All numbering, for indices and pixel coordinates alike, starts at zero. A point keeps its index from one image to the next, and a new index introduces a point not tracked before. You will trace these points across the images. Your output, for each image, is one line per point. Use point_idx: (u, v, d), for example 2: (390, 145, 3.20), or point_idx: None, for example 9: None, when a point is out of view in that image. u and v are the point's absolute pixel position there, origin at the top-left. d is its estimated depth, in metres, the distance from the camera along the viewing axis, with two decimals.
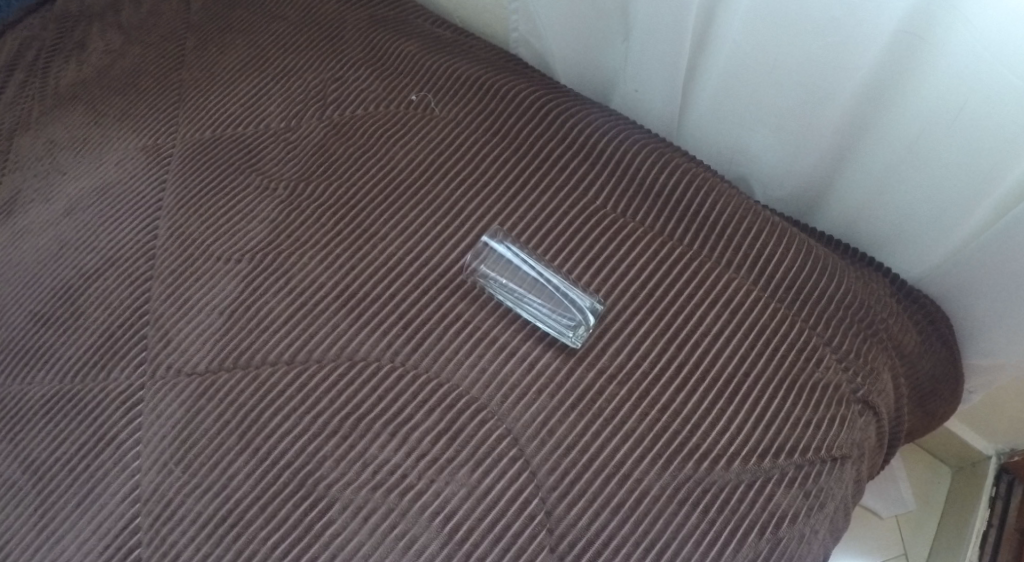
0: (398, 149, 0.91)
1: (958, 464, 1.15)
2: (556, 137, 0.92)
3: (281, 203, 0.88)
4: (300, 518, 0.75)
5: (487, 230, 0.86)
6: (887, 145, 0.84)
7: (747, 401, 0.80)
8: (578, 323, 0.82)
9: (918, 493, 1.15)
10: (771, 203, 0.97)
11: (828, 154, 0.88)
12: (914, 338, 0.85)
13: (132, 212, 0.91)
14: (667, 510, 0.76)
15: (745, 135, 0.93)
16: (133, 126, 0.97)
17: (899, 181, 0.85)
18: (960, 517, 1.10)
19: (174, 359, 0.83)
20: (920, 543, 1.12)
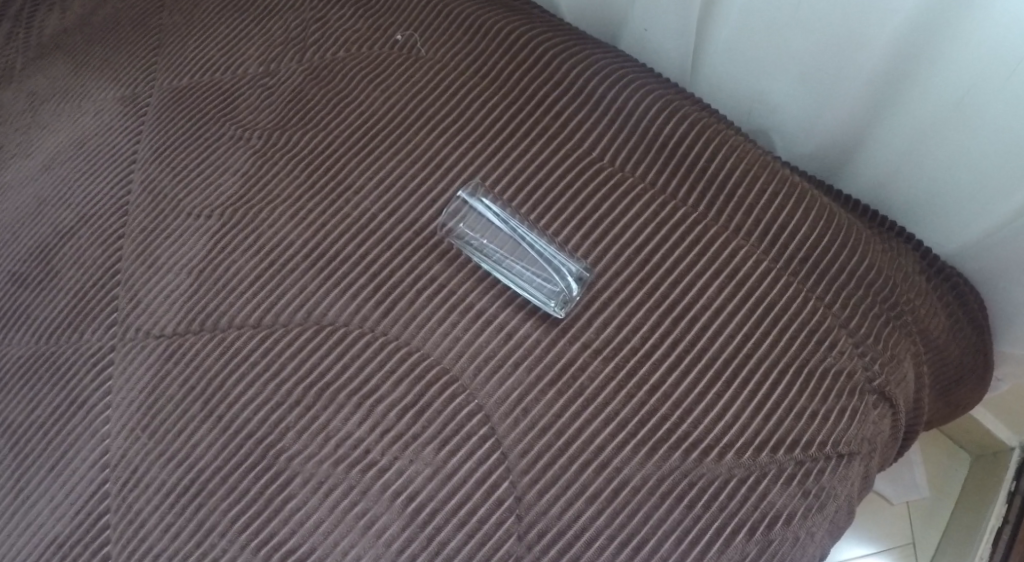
0: (379, 93, 0.84)
1: (977, 451, 1.10)
2: (551, 80, 0.83)
3: (255, 154, 0.83)
4: (261, 491, 0.73)
5: (461, 186, 0.79)
6: (927, 101, 0.73)
7: (747, 386, 0.71)
8: (562, 292, 0.75)
9: (932, 479, 1.11)
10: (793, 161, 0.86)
11: (859, 108, 0.78)
12: (942, 322, 0.77)
13: (107, 166, 0.87)
14: (647, 504, 0.69)
15: (767, 84, 0.82)
16: (112, 76, 0.92)
17: (938, 142, 0.75)
18: (975, 508, 1.05)
19: (143, 322, 0.80)
20: (931, 532, 1.08)
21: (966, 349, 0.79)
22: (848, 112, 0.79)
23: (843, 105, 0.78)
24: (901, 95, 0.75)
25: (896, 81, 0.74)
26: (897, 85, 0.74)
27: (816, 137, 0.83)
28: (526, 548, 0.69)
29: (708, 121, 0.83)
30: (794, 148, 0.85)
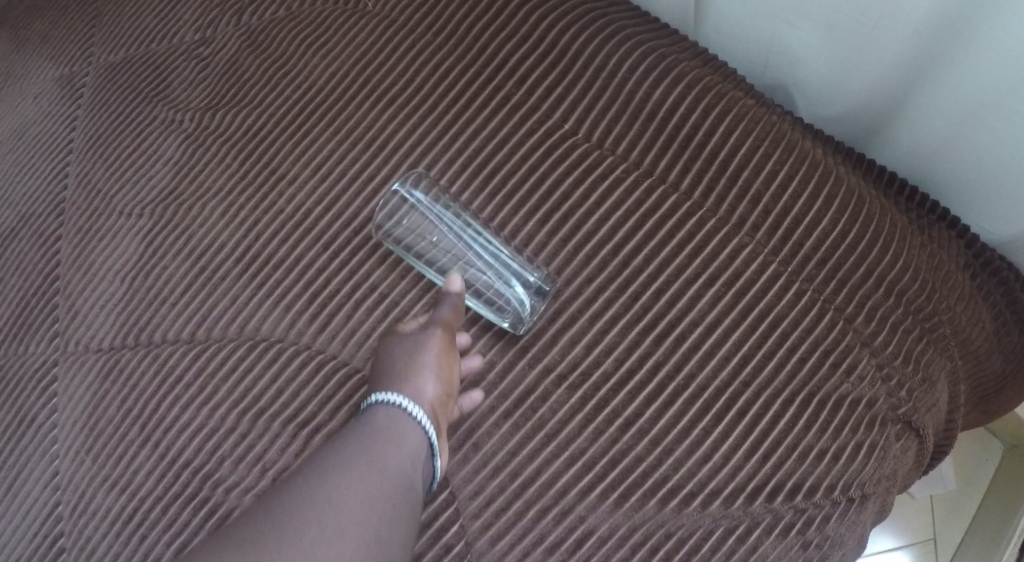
0: (318, 61, 0.72)
1: (1013, 442, 0.88)
2: (517, 34, 0.69)
3: (187, 139, 0.74)
4: (201, 523, 0.65)
5: (398, 179, 0.67)
6: (991, 56, 0.57)
7: (742, 418, 0.59)
8: (516, 306, 0.63)
9: (956, 469, 0.89)
10: (816, 125, 0.70)
11: (901, 64, 0.61)
12: (987, 329, 0.63)
13: (44, 158, 0.80)
14: (615, 556, 0.58)
15: (784, 37, 0.66)
16: (50, 53, 0.84)
17: (1002, 106, 0.59)
18: (1006, 514, 0.85)
19: (82, 334, 0.74)
20: (951, 531, 0.88)
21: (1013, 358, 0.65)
22: (886, 72, 0.63)
23: (879, 63, 0.62)
24: (955, 49, 0.58)
25: (949, 32, 0.58)
26: (949, 36, 0.58)
27: (847, 98, 0.67)
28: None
29: (713, 80, 0.68)
30: (817, 108, 0.69)
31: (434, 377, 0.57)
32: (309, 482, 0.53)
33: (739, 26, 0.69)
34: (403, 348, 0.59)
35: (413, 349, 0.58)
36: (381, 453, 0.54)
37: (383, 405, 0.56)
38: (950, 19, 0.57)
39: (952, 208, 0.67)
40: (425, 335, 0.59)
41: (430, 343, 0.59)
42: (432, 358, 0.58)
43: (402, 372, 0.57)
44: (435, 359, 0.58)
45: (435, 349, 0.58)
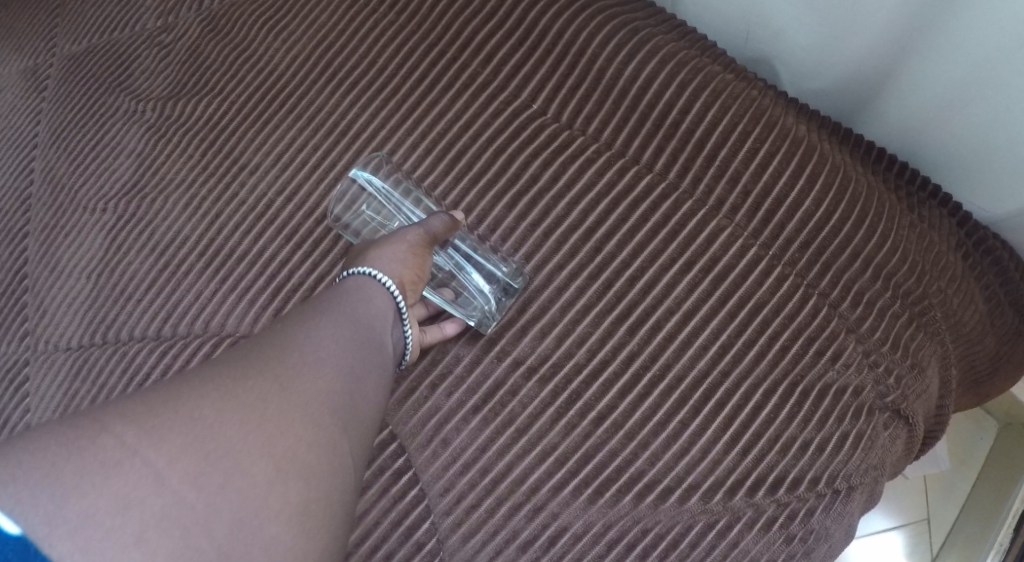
0: (280, 45, 0.69)
1: (1006, 419, 0.85)
2: (481, 12, 0.66)
3: (148, 130, 0.71)
4: None
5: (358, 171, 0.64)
6: (979, 25, 0.53)
7: (721, 409, 0.56)
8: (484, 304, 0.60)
9: (949, 448, 0.87)
10: (800, 98, 0.67)
11: (886, 35, 0.58)
12: (980, 311, 0.59)
13: (10, 155, 0.78)
14: (591, 554, 0.56)
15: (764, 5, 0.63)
16: (15, 48, 0.82)
17: (992, 79, 0.55)
18: (1001, 493, 0.83)
19: (51, 334, 0.72)
20: (944, 510, 0.86)
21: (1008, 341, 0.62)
22: (866, 41, 0.59)
23: (860, 33, 0.59)
24: (941, 17, 0.55)
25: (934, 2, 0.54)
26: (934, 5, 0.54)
27: (831, 72, 0.63)
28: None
29: (690, 54, 0.65)
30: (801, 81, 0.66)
31: (408, 256, 0.57)
32: (277, 334, 0.50)
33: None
34: (384, 238, 0.57)
35: (397, 232, 0.58)
36: (347, 311, 0.52)
37: (353, 268, 0.56)
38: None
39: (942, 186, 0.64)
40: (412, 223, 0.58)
41: (414, 232, 0.58)
42: (411, 242, 0.57)
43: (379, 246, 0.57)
44: (414, 245, 0.57)
45: (417, 237, 0.58)
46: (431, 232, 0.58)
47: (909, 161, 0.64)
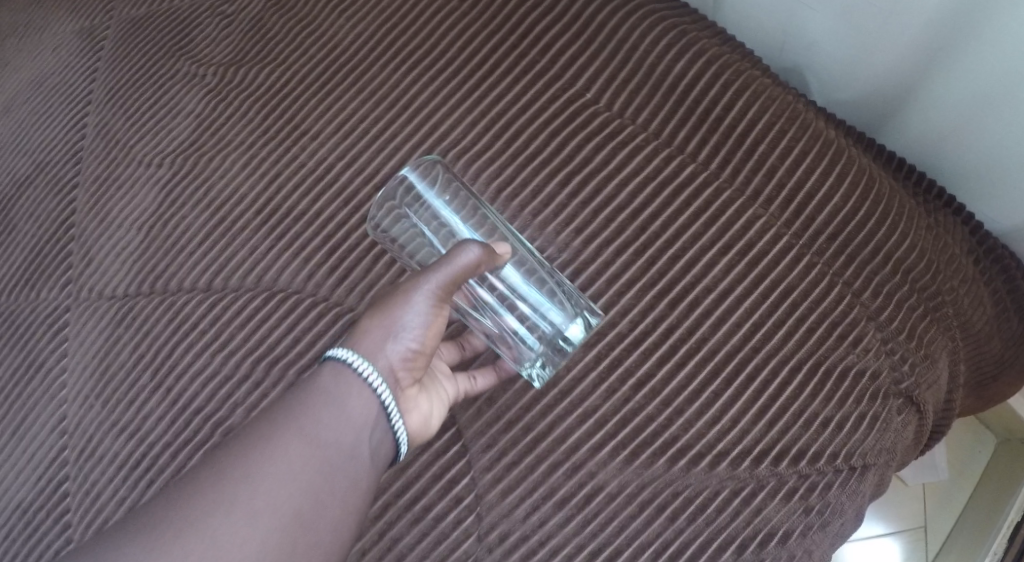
0: (345, 23, 0.73)
1: (1006, 435, 0.91)
2: (541, 5, 0.70)
3: (208, 93, 0.74)
4: None
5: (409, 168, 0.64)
6: (1005, 46, 0.58)
7: (750, 383, 0.61)
8: (544, 353, 0.63)
9: (949, 460, 0.93)
10: (828, 108, 0.71)
11: (915, 50, 0.62)
12: (987, 313, 0.65)
13: (63, 107, 0.80)
14: (624, 513, 0.60)
15: (802, 20, 0.67)
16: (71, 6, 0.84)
17: (1011, 98, 0.60)
18: (995, 503, 0.88)
19: (95, 282, 0.74)
20: (943, 518, 0.92)
21: (1012, 345, 0.67)
22: (899, 60, 0.64)
23: (894, 51, 0.63)
24: (969, 36, 0.59)
25: (965, 20, 0.58)
26: (964, 23, 0.59)
27: (861, 87, 0.68)
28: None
29: (733, 59, 0.69)
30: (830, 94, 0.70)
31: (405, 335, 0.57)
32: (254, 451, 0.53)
33: (760, 9, 0.69)
34: (391, 303, 0.57)
35: (416, 283, 0.57)
36: (331, 403, 0.55)
37: (339, 350, 0.56)
38: (965, 6, 0.58)
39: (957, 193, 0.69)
40: (435, 267, 0.57)
41: (428, 289, 0.57)
42: (426, 305, 0.57)
43: (392, 303, 0.57)
44: (428, 304, 0.57)
45: (435, 293, 0.57)
46: (456, 279, 0.58)
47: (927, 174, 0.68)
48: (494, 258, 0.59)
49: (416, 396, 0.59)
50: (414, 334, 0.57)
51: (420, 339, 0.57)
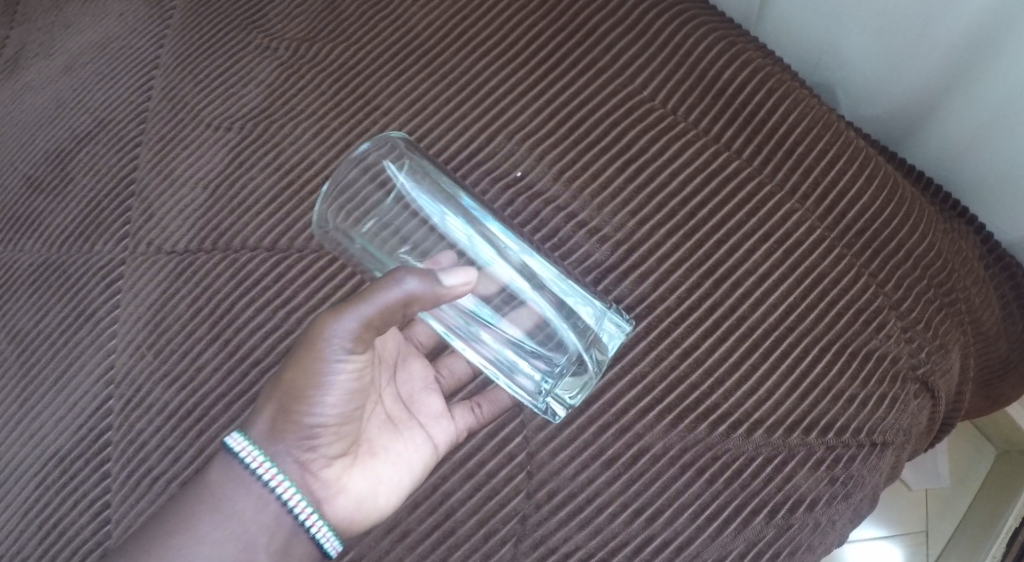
0: (417, 10, 0.78)
1: (1005, 447, 0.97)
2: (605, 9, 0.76)
3: (280, 65, 0.78)
4: None
5: (366, 146, 0.68)
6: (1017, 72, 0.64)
7: (785, 361, 0.67)
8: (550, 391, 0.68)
9: (950, 468, 0.99)
10: (854, 122, 0.77)
11: (937, 71, 0.69)
12: (996, 313, 0.71)
13: (128, 69, 0.83)
14: (667, 474, 0.66)
15: (838, 35, 0.73)
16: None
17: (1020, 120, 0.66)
18: (995, 511, 0.95)
19: (155, 237, 0.77)
20: (945, 523, 0.98)
21: (1018, 347, 0.73)
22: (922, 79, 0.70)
23: (920, 70, 0.70)
24: (987, 61, 0.65)
25: (983, 45, 0.65)
26: (986, 49, 0.65)
27: (886, 101, 0.74)
28: (529, 523, 0.66)
29: (775, 69, 0.75)
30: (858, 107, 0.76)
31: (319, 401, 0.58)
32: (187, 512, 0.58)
33: (800, 23, 0.75)
34: (309, 360, 0.57)
35: (337, 332, 0.56)
36: (238, 485, 0.58)
37: (235, 434, 0.58)
38: (985, 32, 0.64)
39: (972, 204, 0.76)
40: (337, 331, 0.56)
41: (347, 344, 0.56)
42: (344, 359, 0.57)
43: (281, 385, 0.58)
44: (326, 382, 0.58)
45: (332, 363, 0.57)
46: (373, 326, 0.56)
47: (942, 186, 0.75)
48: (432, 291, 0.57)
49: (348, 470, 0.63)
50: (316, 413, 0.58)
51: (329, 411, 0.59)
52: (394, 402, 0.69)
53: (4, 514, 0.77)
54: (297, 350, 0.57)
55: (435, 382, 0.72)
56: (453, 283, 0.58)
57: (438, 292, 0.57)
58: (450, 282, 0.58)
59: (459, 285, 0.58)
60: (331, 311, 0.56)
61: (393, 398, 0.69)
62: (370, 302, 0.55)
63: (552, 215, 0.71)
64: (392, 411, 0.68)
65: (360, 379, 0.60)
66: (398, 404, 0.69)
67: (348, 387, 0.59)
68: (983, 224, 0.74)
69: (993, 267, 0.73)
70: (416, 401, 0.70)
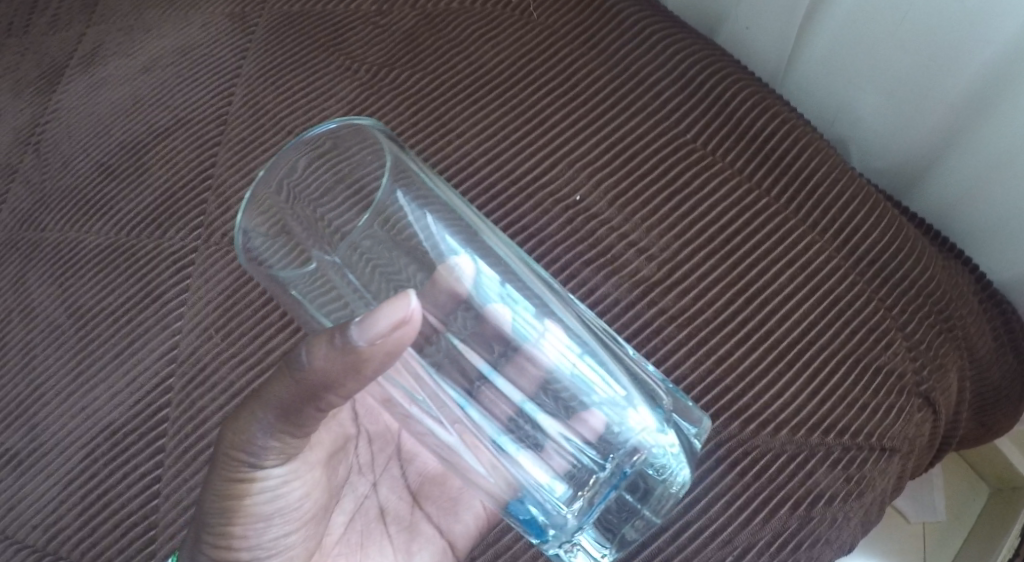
0: (488, 50, 0.88)
1: (997, 486, 1.07)
2: (656, 61, 0.86)
3: (360, 85, 0.87)
4: None
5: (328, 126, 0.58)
6: (1006, 134, 0.78)
7: (807, 371, 0.75)
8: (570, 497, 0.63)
9: (948, 504, 1.08)
10: (864, 173, 0.91)
11: (941, 127, 0.83)
12: (987, 342, 0.81)
13: (208, 74, 0.92)
14: (704, 465, 0.73)
15: (853, 96, 0.87)
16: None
17: (1013, 169, 0.79)
18: (988, 545, 1.04)
19: (230, 227, 0.82)
20: (940, 555, 1.07)
21: (1006, 377, 0.83)
22: (923, 136, 0.85)
23: (921, 129, 0.84)
24: (983, 120, 0.79)
25: (981, 107, 0.78)
26: (973, 114, 0.79)
27: (891, 155, 0.88)
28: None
29: (799, 123, 0.85)
30: (867, 160, 0.90)
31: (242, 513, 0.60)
32: None
33: (821, 84, 0.90)
34: (230, 474, 0.60)
35: (249, 436, 0.58)
36: None
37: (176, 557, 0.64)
38: (974, 99, 0.78)
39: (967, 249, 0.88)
40: (240, 449, 0.59)
41: (261, 443, 0.58)
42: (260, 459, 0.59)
43: (202, 518, 0.61)
44: (240, 501, 0.60)
45: (242, 486, 0.60)
46: (277, 427, 0.58)
47: (940, 230, 0.88)
48: (320, 385, 0.54)
49: None
50: (239, 543, 0.60)
51: (252, 539, 0.61)
52: (389, 492, 0.75)
53: (44, 486, 0.78)
54: (211, 477, 0.61)
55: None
56: (374, 333, 0.51)
57: (345, 366, 0.52)
58: (376, 332, 0.51)
59: (391, 340, 0.51)
60: (230, 431, 0.59)
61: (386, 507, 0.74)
62: (268, 405, 0.57)
63: (606, 234, 0.80)
64: (386, 502, 0.74)
65: (277, 498, 0.61)
66: (394, 492, 0.75)
67: (266, 508, 0.61)
68: (974, 263, 0.87)
69: (986, 303, 0.84)
70: (428, 481, 0.76)
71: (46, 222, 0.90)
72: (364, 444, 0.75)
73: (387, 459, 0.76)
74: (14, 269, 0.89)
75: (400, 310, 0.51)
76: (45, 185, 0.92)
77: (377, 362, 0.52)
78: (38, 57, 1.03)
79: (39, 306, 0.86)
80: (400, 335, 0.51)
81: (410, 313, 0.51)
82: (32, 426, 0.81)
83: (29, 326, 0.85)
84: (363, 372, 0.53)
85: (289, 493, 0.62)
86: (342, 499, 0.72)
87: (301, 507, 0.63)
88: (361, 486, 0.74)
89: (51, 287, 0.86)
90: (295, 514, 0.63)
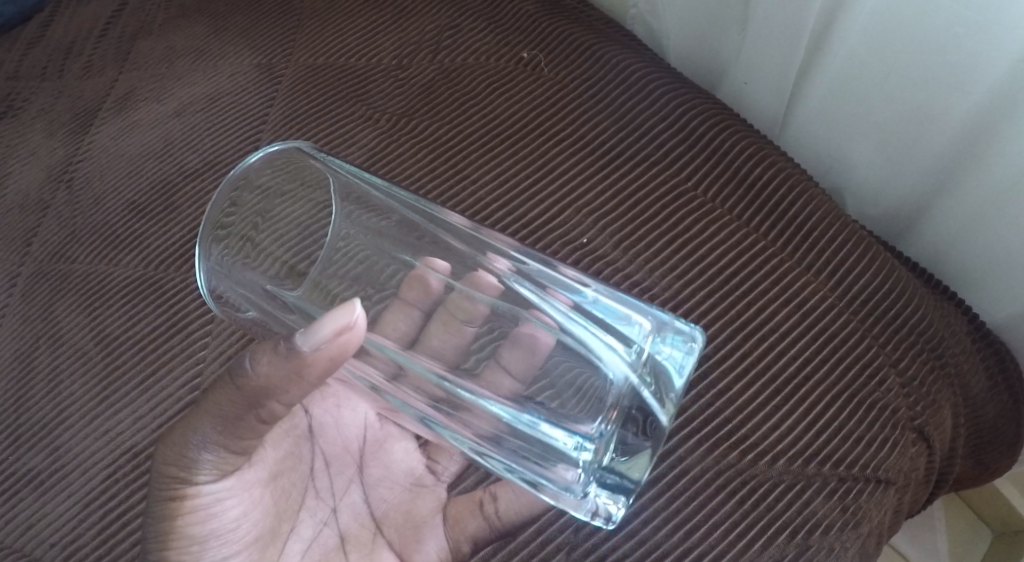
0: (502, 102, 0.94)
1: (1000, 529, 1.08)
2: (659, 112, 0.91)
3: (381, 133, 0.93)
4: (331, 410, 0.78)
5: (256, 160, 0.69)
6: (989, 182, 0.83)
7: (803, 404, 0.78)
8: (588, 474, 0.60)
9: (950, 547, 1.09)
10: (861, 220, 0.96)
11: (931, 175, 0.88)
12: (979, 381, 0.84)
13: (238, 120, 0.97)
14: (703, 493, 0.75)
15: (846, 147, 0.93)
16: (250, 45, 1.05)
17: (1000, 213, 0.84)
18: None
19: None
20: None
21: (1001, 415, 0.86)
22: (913, 184, 0.89)
23: (911, 178, 0.89)
24: (968, 170, 0.84)
25: (965, 156, 0.83)
26: (958, 164, 0.84)
27: (886, 202, 0.93)
28: (581, 533, 0.75)
29: (793, 170, 0.89)
30: (863, 208, 0.96)
31: (188, 526, 0.63)
32: None
33: (817, 137, 0.95)
34: (173, 488, 0.63)
35: (189, 449, 0.62)
36: None
37: None
38: (958, 151, 0.83)
39: (960, 293, 0.92)
40: (178, 465, 0.62)
41: (203, 455, 0.62)
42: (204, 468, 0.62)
43: (145, 530, 0.64)
44: (186, 514, 0.63)
45: (176, 504, 0.63)
46: (218, 441, 0.61)
47: (933, 273, 0.92)
48: (257, 389, 0.58)
49: None
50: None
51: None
52: (349, 518, 0.75)
53: (65, 506, 0.81)
54: (150, 493, 0.64)
55: (428, 475, 0.79)
56: (318, 337, 0.55)
57: (286, 372, 0.56)
58: (321, 336, 0.55)
59: (336, 345, 0.55)
60: (170, 446, 0.62)
61: (360, 529, 0.75)
62: (208, 418, 0.60)
63: (610, 273, 0.84)
64: (346, 529, 0.74)
65: (211, 519, 0.64)
66: (354, 518, 0.75)
67: (200, 532, 0.63)
68: (968, 304, 0.91)
69: (979, 342, 0.88)
70: (394, 507, 0.77)
71: (76, 255, 0.94)
72: (320, 466, 0.75)
73: (349, 480, 0.76)
74: (43, 299, 0.93)
75: (344, 318, 0.55)
76: (77, 221, 0.96)
77: (320, 367, 0.56)
78: (73, 101, 1.09)
79: (65, 334, 0.89)
80: (346, 340, 0.55)
81: (354, 317, 0.55)
82: (55, 447, 0.84)
83: (56, 353, 0.89)
84: (304, 377, 0.57)
85: (232, 510, 0.65)
86: (298, 526, 0.72)
87: (240, 529, 0.65)
88: (321, 512, 0.74)
89: (79, 317, 0.90)
90: (234, 537, 0.65)
